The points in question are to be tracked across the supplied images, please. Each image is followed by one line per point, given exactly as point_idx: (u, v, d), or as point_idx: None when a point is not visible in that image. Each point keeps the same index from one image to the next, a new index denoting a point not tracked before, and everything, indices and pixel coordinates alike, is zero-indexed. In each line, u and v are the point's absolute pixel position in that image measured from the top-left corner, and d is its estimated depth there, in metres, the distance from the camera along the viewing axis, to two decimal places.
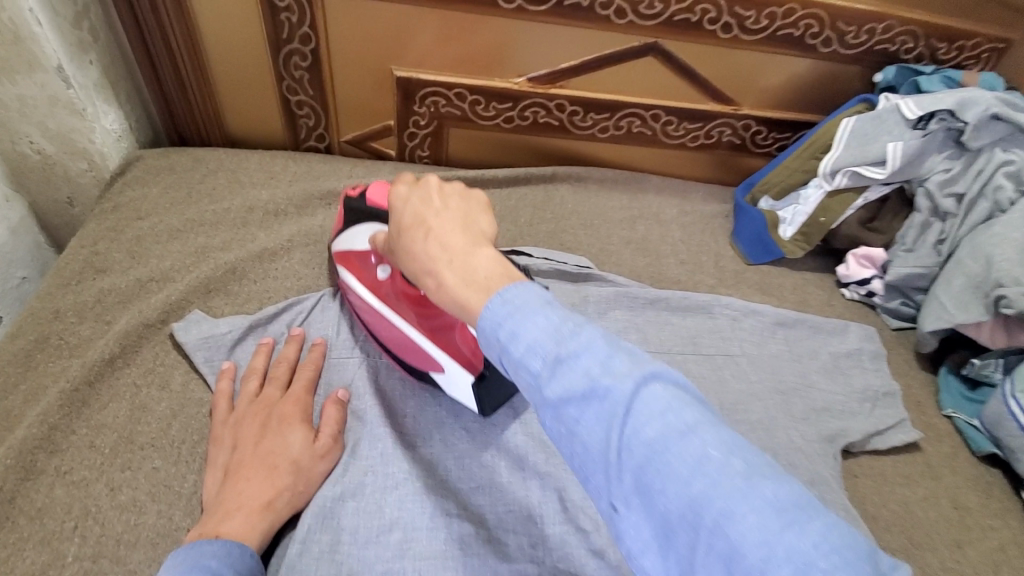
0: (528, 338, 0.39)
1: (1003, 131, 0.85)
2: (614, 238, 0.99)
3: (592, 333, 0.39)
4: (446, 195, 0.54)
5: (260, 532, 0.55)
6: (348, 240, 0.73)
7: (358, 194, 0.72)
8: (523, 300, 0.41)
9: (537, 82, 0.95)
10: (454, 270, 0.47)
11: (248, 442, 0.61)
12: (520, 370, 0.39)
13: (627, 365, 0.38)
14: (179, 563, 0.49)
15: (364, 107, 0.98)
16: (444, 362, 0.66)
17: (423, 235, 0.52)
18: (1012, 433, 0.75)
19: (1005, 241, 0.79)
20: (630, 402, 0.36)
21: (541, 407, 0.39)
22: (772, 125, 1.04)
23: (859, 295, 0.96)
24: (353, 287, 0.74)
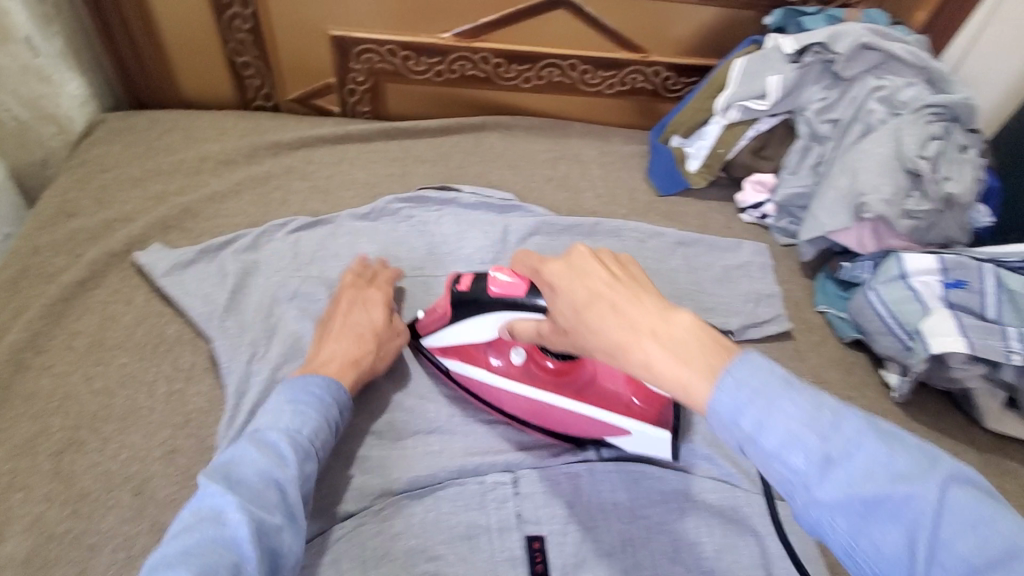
0: (784, 430, 0.40)
1: (876, 60, 0.97)
2: (537, 176, 1.10)
3: (852, 424, 0.40)
4: (604, 260, 0.52)
5: (353, 377, 0.69)
6: (460, 334, 0.72)
7: (469, 285, 0.69)
8: (764, 385, 0.42)
9: (462, 36, 1.05)
10: (662, 343, 0.45)
11: (340, 314, 0.76)
12: (775, 460, 0.40)
13: (919, 468, 0.38)
14: (290, 390, 0.64)
15: (305, 65, 1.08)
16: (629, 422, 0.70)
17: (607, 311, 0.49)
18: (868, 318, 0.86)
19: (871, 155, 0.91)
20: (938, 509, 0.36)
21: (806, 504, 0.40)
22: (679, 70, 1.14)
23: (755, 218, 1.07)
24: (474, 374, 0.75)
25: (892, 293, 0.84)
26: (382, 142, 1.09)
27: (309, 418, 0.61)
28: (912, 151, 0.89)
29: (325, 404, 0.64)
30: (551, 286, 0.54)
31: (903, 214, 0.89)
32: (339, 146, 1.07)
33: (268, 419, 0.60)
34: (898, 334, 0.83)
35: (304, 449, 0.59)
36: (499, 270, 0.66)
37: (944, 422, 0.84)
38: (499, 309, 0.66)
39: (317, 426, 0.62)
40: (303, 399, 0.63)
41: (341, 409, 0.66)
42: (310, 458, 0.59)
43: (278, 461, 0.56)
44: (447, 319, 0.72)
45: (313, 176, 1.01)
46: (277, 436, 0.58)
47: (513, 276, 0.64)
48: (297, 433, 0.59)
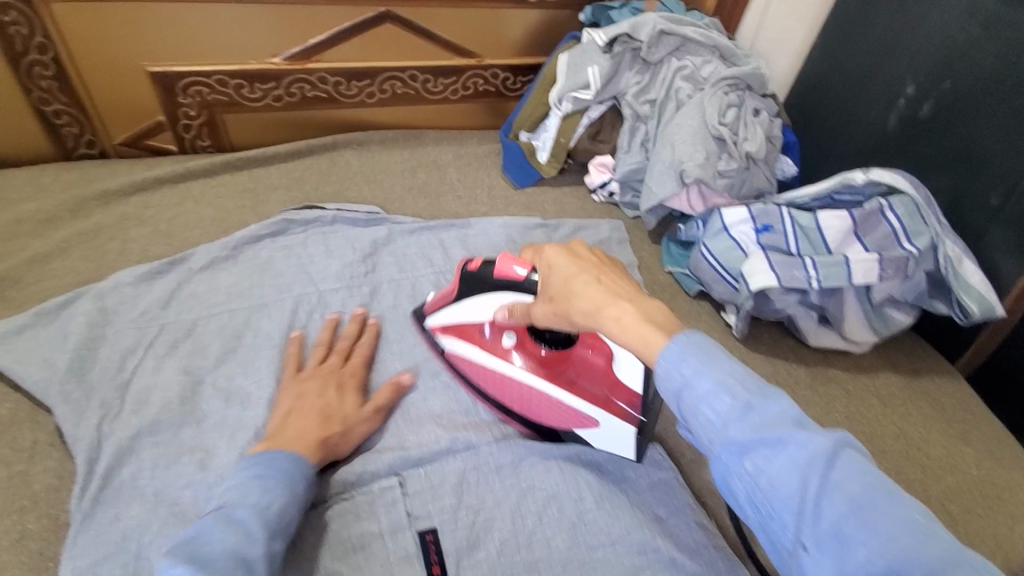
0: (716, 379, 0.48)
1: (676, 43, 1.09)
2: (397, 187, 1.12)
3: (780, 394, 0.47)
4: (593, 254, 0.63)
5: (316, 458, 0.66)
6: (463, 312, 0.81)
7: (479, 266, 0.78)
8: (705, 347, 0.51)
9: (293, 58, 1.04)
10: (634, 306, 0.56)
11: (313, 396, 0.73)
12: (702, 405, 0.48)
13: (819, 429, 0.45)
14: (254, 466, 0.60)
15: (129, 106, 1.02)
16: (594, 411, 0.74)
17: (591, 282, 0.60)
18: (705, 270, 0.98)
19: (683, 127, 1.03)
20: (830, 458, 0.43)
21: (724, 458, 0.46)
22: (515, 70, 1.21)
23: (604, 197, 1.17)
24: (467, 351, 0.82)
25: (718, 245, 0.96)
26: (229, 175, 1.06)
27: (276, 493, 0.58)
28: (715, 120, 1.02)
29: (291, 479, 0.60)
30: (550, 264, 0.64)
31: (716, 174, 1.01)
32: (179, 186, 1.02)
33: (236, 496, 0.57)
34: (728, 279, 0.95)
35: (272, 526, 0.55)
36: (500, 255, 0.74)
37: (779, 348, 0.98)
38: (501, 288, 0.75)
39: (287, 501, 0.58)
40: (270, 475, 0.59)
41: (307, 485, 0.62)
42: (279, 534, 0.55)
43: (246, 538, 0.52)
44: (454, 297, 0.81)
45: (152, 221, 0.95)
46: (244, 512, 0.54)
47: (510, 260, 0.73)
48: (266, 509, 0.56)
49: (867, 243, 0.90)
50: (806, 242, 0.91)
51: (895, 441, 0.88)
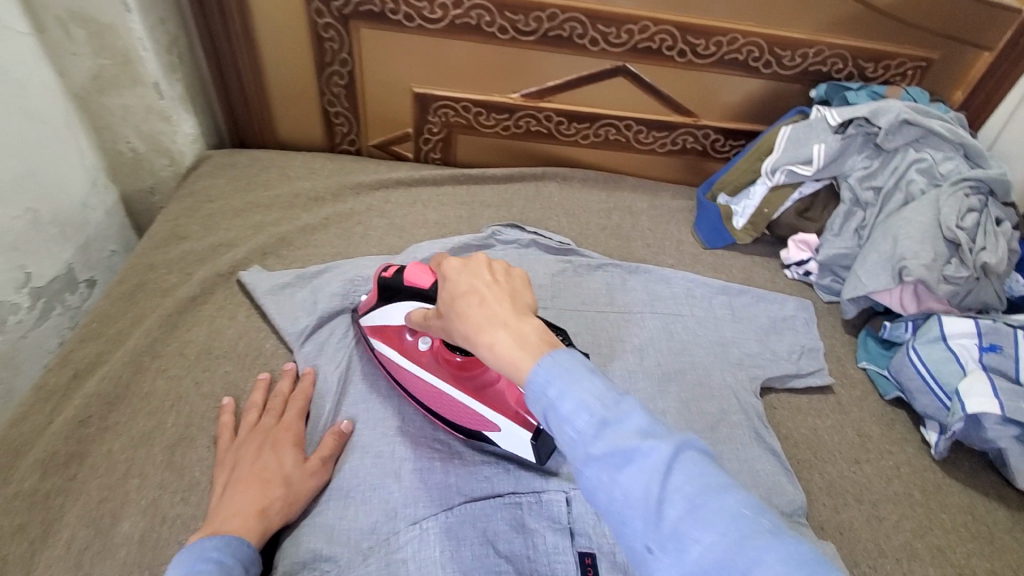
0: (577, 399, 0.46)
1: (917, 134, 1.03)
2: (592, 224, 1.19)
3: (632, 403, 0.46)
4: (501, 275, 0.59)
5: (257, 535, 0.64)
6: (381, 317, 0.81)
7: (393, 274, 0.76)
8: (570, 365, 0.48)
9: (529, 96, 1.17)
10: (508, 333, 0.53)
11: (246, 461, 0.71)
12: (565, 425, 0.46)
13: (665, 432, 0.45)
14: (184, 561, 0.57)
15: (388, 116, 1.21)
16: (499, 419, 0.75)
17: (476, 301, 0.57)
18: (909, 376, 0.91)
19: (911, 223, 0.97)
20: (671, 462, 0.43)
21: (584, 464, 0.45)
22: (728, 134, 1.23)
23: (798, 275, 1.14)
24: (394, 357, 0.83)
25: (932, 353, 0.88)
26: (452, 187, 1.20)
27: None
28: (952, 222, 0.95)
29: (227, 566, 0.58)
30: (444, 277, 0.61)
31: (942, 279, 0.94)
32: (413, 188, 1.18)
33: None
34: (938, 393, 0.87)
35: None
36: (414, 262, 0.75)
37: (980, 480, 0.87)
38: (412, 296, 0.74)
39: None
40: (200, 566, 0.57)
41: (246, 570, 0.60)
42: None
43: None
44: (375, 306, 0.81)
45: (389, 215, 1.12)
46: None
47: (421, 268, 0.73)
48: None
49: None
50: None
51: None
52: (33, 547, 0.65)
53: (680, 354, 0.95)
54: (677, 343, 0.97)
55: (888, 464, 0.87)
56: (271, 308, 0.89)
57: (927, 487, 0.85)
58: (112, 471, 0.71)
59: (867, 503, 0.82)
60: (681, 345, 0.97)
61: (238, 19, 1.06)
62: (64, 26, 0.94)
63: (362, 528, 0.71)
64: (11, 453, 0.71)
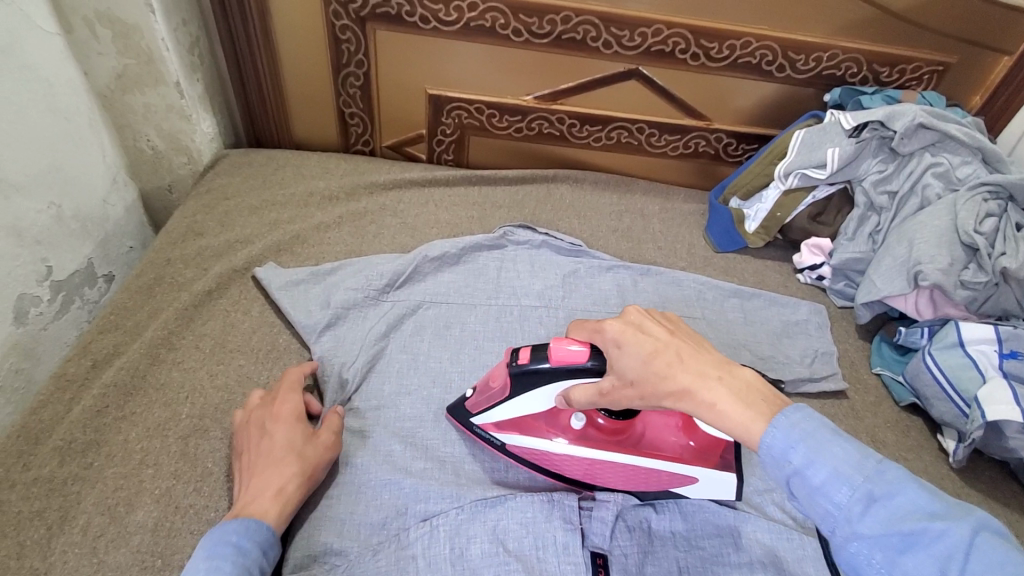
0: (830, 468, 0.50)
1: (933, 138, 1.03)
2: (603, 226, 1.19)
3: (896, 473, 0.49)
4: (660, 322, 0.62)
5: (275, 518, 0.66)
6: (513, 408, 0.75)
7: (528, 357, 0.69)
8: (810, 429, 0.52)
9: (542, 99, 1.18)
10: (720, 394, 0.56)
11: (253, 448, 0.72)
12: (819, 496, 0.50)
13: (949, 512, 0.47)
14: (209, 544, 0.61)
15: (402, 117, 1.22)
16: (699, 470, 0.73)
17: (673, 360, 0.58)
18: (926, 383, 0.89)
19: (928, 227, 0.96)
20: (966, 549, 0.45)
21: (847, 536, 0.49)
22: (741, 137, 1.23)
23: (811, 279, 1.13)
24: (541, 444, 0.77)
25: (948, 360, 0.87)
26: (464, 188, 1.21)
27: (222, 573, 0.58)
28: (970, 226, 0.94)
29: (244, 551, 0.61)
30: (606, 337, 0.63)
31: (959, 284, 0.93)
32: (426, 189, 1.19)
33: None
34: (956, 400, 0.86)
35: None
36: (559, 339, 0.67)
37: (999, 489, 0.85)
38: (564, 376, 0.68)
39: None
40: (219, 552, 0.60)
41: (264, 551, 0.63)
42: None
43: None
44: (507, 393, 0.72)
45: (402, 214, 1.13)
46: None
47: (573, 343, 0.66)
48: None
49: None
50: None
51: None
52: (48, 533, 0.66)
53: None
54: None
55: (903, 470, 0.86)
56: (286, 304, 0.90)
57: (944, 495, 0.84)
58: (126, 460, 0.73)
59: None
60: None
61: (258, 21, 1.09)
62: (91, 26, 0.97)
63: (373, 522, 0.72)
64: (30, 439, 0.72)
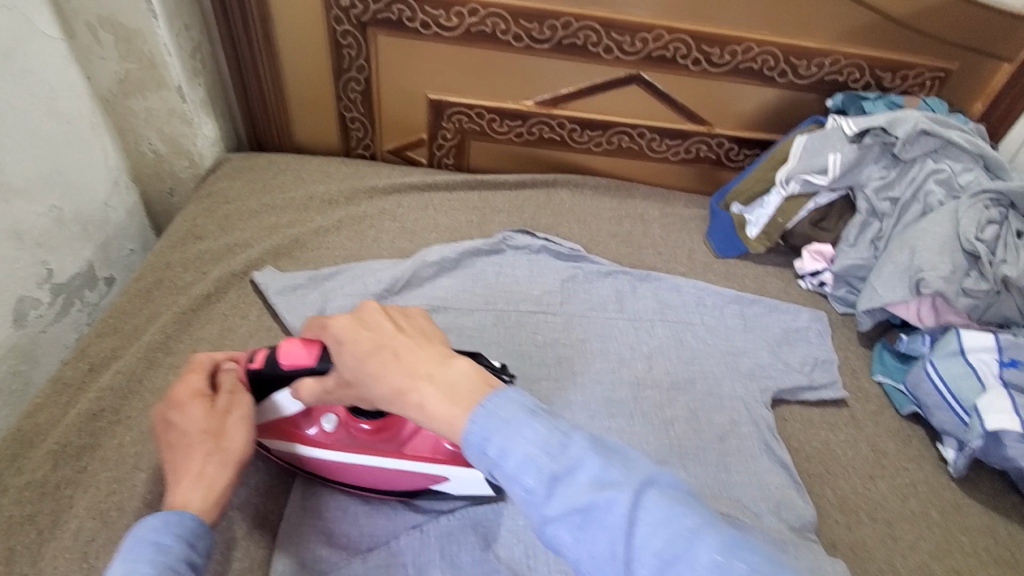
0: (522, 454, 0.48)
1: (935, 144, 1.02)
2: (602, 231, 1.19)
3: (579, 445, 0.49)
4: (390, 320, 0.61)
5: (202, 504, 0.58)
6: (280, 409, 0.69)
7: (263, 360, 0.67)
8: (511, 415, 0.50)
9: (543, 104, 1.18)
10: (435, 387, 0.54)
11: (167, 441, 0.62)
12: (514, 482, 0.48)
13: (621, 478, 0.47)
14: (125, 550, 0.52)
15: (402, 122, 1.22)
16: (450, 471, 0.69)
17: (391, 358, 0.57)
18: (926, 391, 0.88)
19: (930, 234, 0.95)
20: (633, 510, 0.45)
21: (544, 521, 0.47)
22: (742, 143, 1.23)
23: (812, 286, 1.12)
24: (304, 450, 0.71)
25: (950, 368, 0.86)
26: (464, 192, 1.21)
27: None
28: (971, 234, 0.93)
29: (167, 548, 0.52)
30: (336, 340, 0.61)
31: (960, 292, 0.92)
32: (426, 193, 1.19)
33: None
34: (956, 410, 0.85)
35: None
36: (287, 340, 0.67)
37: (1000, 500, 0.84)
38: (293, 378, 0.66)
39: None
40: (134, 552, 0.51)
41: (190, 544, 0.54)
42: None
43: None
44: (259, 398, 0.69)
45: (402, 218, 1.13)
46: None
47: (303, 343, 0.65)
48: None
49: None
50: None
51: None
52: (40, 538, 0.66)
53: (690, 362, 0.94)
54: (688, 351, 0.96)
55: (903, 480, 0.85)
56: (283, 308, 0.90)
57: (945, 505, 0.83)
58: (121, 464, 0.73)
59: (881, 520, 0.80)
60: (692, 354, 0.96)
61: (260, 27, 1.09)
62: (93, 32, 0.97)
63: (366, 529, 0.71)
64: (26, 443, 0.73)
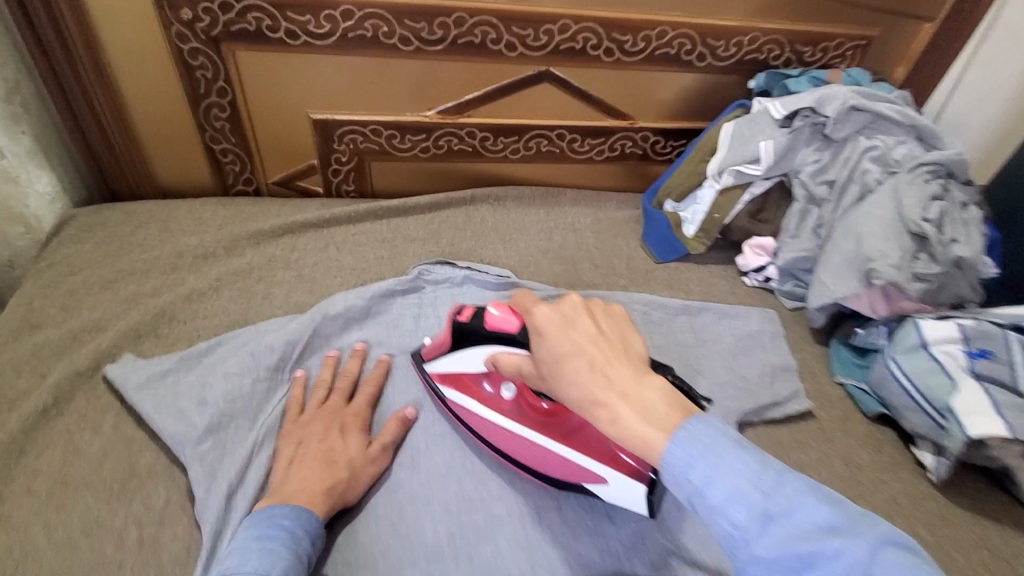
0: (729, 485, 0.43)
1: (866, 120, 0.95)
2: (532, 249, 1.06)
3: (796, 482, 0.42)
4: (594, 313, 0.56)
5: (324, 508, 0.64)
6: (456, 363, 0.75)
7: (470, 316, 0.69)
8: (711, 440, 0.45)
9: (446, 113, 1.03)
10: (631, 405, 0.49)
11: (313, 438, 0.71)
12: (718, 517, 0.43)
13: (850, 524, 0.40)
14: (257, 524, 0.59)
15: (285, 149, 1.05)
16: (608, 472, 0.67)
17: (586, 364, 0.53)
18: (893, 392, 0.83)
19: (873, 219, 0.89)
20: (871, 565, 0.38)
21: (748, 561, 0.42)
22: (668, 134, 1.13)
23: (758, 282, 1.05)
24: (472, 405, 0.76)
25: (914, 365, 0.81)
26: (370, 223, 1.05)
27: (277, 554, 0.56)
28: (916, 214, 0.87)
29: (295, 536, 0.59)
30: (535, 327, 0.57)
31: (912, 277, 0.86)
32: (324, 230, 1.02)
33: (234, 563, 0.55)
34: (928, 410, 0.79)
35: None
36: (496, 303, 0.66)
37: (987, 501, 0.79)
38: (494, 340, 0.67)
39: (288, 563, 0.56)
40: (271, 533, 0.58)
41: (313, 541, 0.60)
42: None
43: None
44: (449, 349, 0.74)
45: (298, 265, 0.96)
46: None
47: (504, 309, 0.64)
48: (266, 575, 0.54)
49: None
50: None
51: None
52: None
53: None
54: None
55: (883, 498, 0.78)
56: (147, 408, 0.73)
57: (931, 519, 0.77)
58: None
59: None
60: None
61: (86, 57, 0.88)
62: None
63: None
64: None
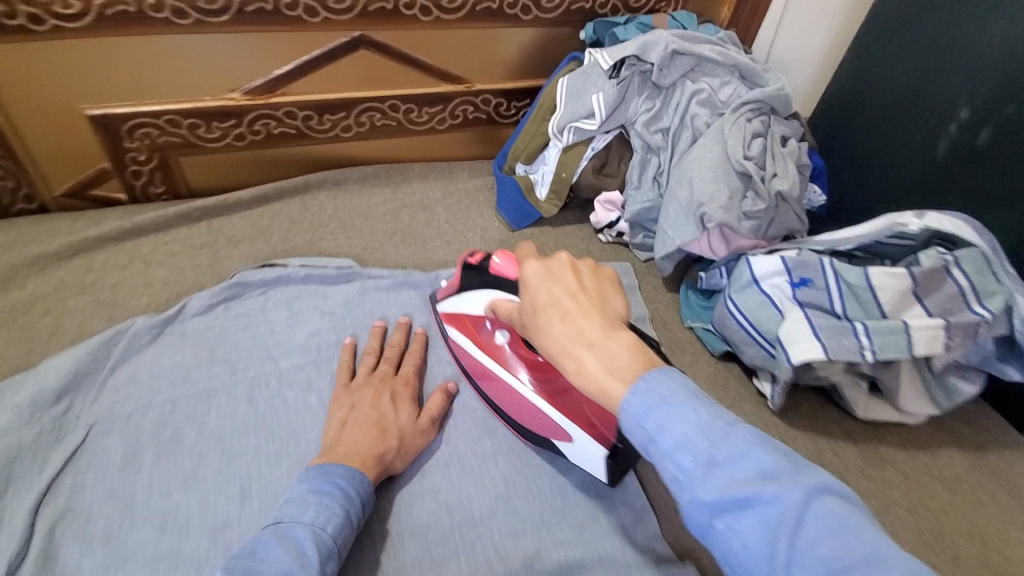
0: (678, 433, 0.40)
1: (690, 63, 0.96)
2: (377, 233, 0.99)
3: (744, 434, 0.39)
4: (579, 273, 0.55)
5: (375, 473, 0.61)
6: (463, 303, 0.75)
7: (480, 260, 0.72)
8: (665, 389, 0.42)
9: (256, 92, 0.92)
10: (595, 353, 0.48)
11: (365, 403, 0.68)
12: (668, 462, 0.40)
13: (791, 472, 0.38)
14: (311, 479, 0.57)
15: (66, 153, 0.89)
16: (573, 429, 0.66)
17: (558, 317, 0.52)
18: (732, 329, 0.84)
19: (702, 162, 0.90)
20: (803, 515, 0.36)
21: (689, 504, 0.39)
22: (510, 95, 1.08)
23: (612, 237, 1.05)
24: (468, 346, 0.76)
25: (748, 301, 0.82)
26: (187, 227, 0.93)
27: (333, 515, 0.54)
28: (738, 154, 0.88)
29: (349, 496, 0.57)
30: (523, 281, 0.57)
31: (741, 216, 0.88)
32: (128, 243, 0.89)
33: (292, 512, 0.53)
34: (761, 342, 0.80)
35: (329, 548, 0.51)
36: (502, 252, 0.69)
37: (821, 421, 0.81)
38: (495, 287, 0.69)
39: (341, 523, 0.54)
40: (327, 490, 0.56)
41: (362, 504, 0.58)
42: (332, 559, 0.51)
43: (301, 561, 0.48)
44: (459, 290, 0.76)
45: (94, 289, 0.83)
46: (301, 531, 0.51)
47: (509, 258, 0.67)
48: (322, 531, 0.52)
49: (929, 305, 0.73)
50: (853, 302, 0.75)
51: (969, 543, 0.69)
52: None
53: None
54: None
55: None
56: None
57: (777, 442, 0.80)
58: None
59: None
60: None
61: None
62: None
63: None
64: None
